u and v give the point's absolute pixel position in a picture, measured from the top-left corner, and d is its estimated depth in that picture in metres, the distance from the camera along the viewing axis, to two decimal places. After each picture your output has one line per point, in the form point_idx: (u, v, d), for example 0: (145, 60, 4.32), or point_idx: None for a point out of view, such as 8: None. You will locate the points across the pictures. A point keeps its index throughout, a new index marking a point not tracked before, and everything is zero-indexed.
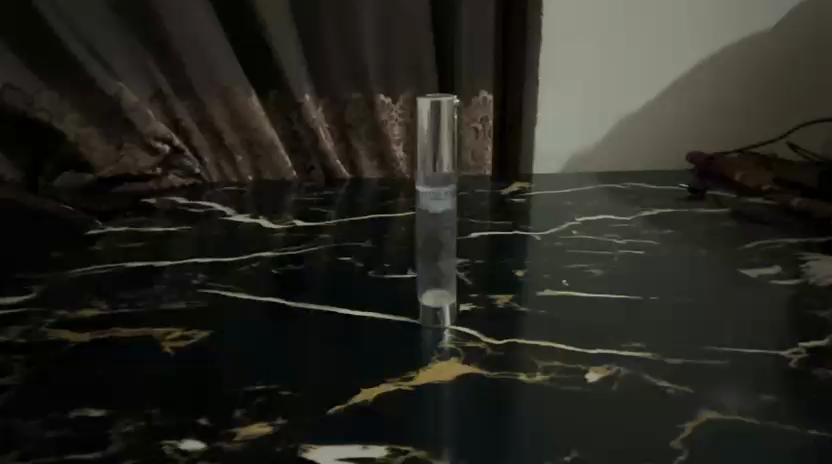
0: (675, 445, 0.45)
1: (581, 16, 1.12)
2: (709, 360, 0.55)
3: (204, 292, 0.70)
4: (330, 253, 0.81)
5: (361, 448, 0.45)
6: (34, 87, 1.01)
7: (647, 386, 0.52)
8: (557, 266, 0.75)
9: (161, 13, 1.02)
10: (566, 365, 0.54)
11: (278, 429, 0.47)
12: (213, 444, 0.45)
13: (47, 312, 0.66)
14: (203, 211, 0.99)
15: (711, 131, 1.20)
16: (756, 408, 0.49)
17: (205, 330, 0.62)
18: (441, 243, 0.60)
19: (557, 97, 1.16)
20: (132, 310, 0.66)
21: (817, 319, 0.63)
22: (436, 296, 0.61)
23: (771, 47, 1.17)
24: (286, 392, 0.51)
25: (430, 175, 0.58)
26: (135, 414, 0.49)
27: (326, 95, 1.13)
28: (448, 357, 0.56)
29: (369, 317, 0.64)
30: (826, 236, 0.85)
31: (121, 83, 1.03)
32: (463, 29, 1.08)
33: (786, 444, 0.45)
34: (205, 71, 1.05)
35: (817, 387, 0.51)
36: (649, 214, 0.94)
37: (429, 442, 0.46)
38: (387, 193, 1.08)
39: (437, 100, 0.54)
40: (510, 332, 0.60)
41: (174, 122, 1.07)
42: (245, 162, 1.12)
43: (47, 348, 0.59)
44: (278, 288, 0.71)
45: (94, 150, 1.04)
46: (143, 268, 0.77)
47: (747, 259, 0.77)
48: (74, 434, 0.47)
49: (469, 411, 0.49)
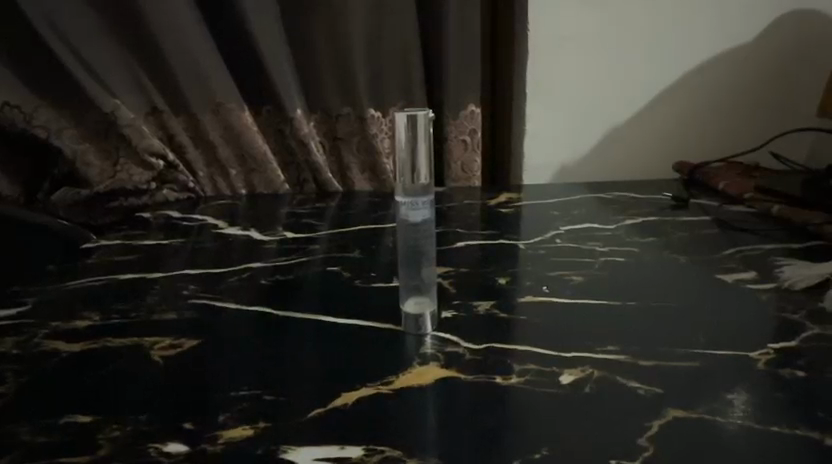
0: (642, 442, 0.47)
1: (567, 29, 1.13)
2: (680, 362, 0.57)
3: (195, 302, 0.72)
4: (319, 263, 0.83)
5: (338, 448, 0.47)
6: (32, 104, 1.03)
7: (619, 386, 0.53)
8: (538, 273, 0.77)
9: (154, 31, 1.04)
10: (541, 368, 0.56)
11: (259, 432, 0.49)
12: (197, 446, 0.47)
13: (41, 323, 0.68)
14: (197, 224, 1.01)
15: (697, 140, 1.23)
16: (723, 407, 0.50)
17: (193, 339, 0.63)
18: (423, 252, 0.61)
19: (548, 109, 1.17)
20: (123, 321, 0.68)
21: (790, 322, 0.64)
22: (418, 303, 0.63)
23: (758, 59, 1.19)
24: (270, 397, 0.53)
25: (409, 186, 0.59)
26: (122, 420, 0.50)
27: (317, 109, 1.16)
28: (428, 361, 0.58)
29: (354, 324, 0.65)
30: (803, 242, 0.87)
31: (118, 101, 1.05)
32: (451, 44, 1.11)
33: (749, 441, 0.47)
34: (200, 88, 1.07)
35: (782, 386, 0.53)
36: (632, 222, 0.96)
37: (404, 443, 0.47)
38: (378, 205, 1.10)
39: (413, 114, 0.55)
40: (490, 338, 0.62)
41: (169, 137, 1.10)
42: (238, 176, 1.14)
43: (38, 359, 0.60)
44: (266, 297, 0.73)
45: (90, 165, 1.06)
46: (134, 279, 0.79)
47: (724, 265, 0.79)
48: (63, 439, 0.48)
49: (445, 412, 0.51)
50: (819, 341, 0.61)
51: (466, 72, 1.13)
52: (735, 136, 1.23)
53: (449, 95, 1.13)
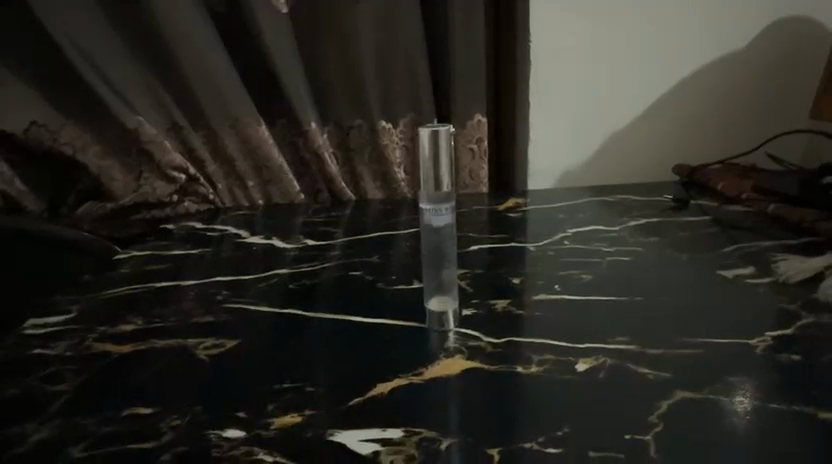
0: (653, 419, 0.52)
1: (571, 37, 1.18)
2: (685, 349, 0.62)
3: (229, 307, 0.77)
4: (341, 267, 0.88)
5: (380, 431, 0.51)
6: (59, 123, 1.08)
7: (629, 373, 0.58)
8: (549, 273, 0.82)
9: (175, 50, 1.08)
10: (558, 358, 0.61)
11: (306, 419, 0.53)
12: (252, 432, 0.52)
13: (89, 328, 0.73)
14: (219, 233, 1.06)
15: (696, 143, 1.28)
16: (725, 388, 0.55)
17: (233, 339, 0.68)
18: (445, 254, 0.66)
19: (552, 115, 1.22)
20: (165, 324, 0.73)
21: (785, 312, 0.69)
22: (440, 301, 0.68)
23: (750, 63, 1.24)
24: (311, 388, 0.58)
25: (432, 195, 0.64)
26: (180, 411, 0.55)
27: (330, 121, 1.21)
28: (453, 354, 0.63)
29: (380, 323, 0.70)
30: (798, 239, 0.92)
31: (140, 118, 1.10)
32: (456, 57, 1.16)
33: (749, 417, 0.52)
34: (219, 104, 1.12)
35: (778, 367, 0.58)
36: (635, 224, 1.01)
37: (439, 425, 0.52)
38: (390, 213, 1.15)
39: (436, 130, 0.60)
40: (509, 332, 0.66)
41: (189, 152, 1.14)
42: (256, 187, 1.19)
43: (92, 359, 0.65)
44: (296, 300, 0.77)
45: (113, 180, 1.11)
46: (168, 287, 0.84)
47: (724, 262, 0.84)
48: (130, 429, 0.54)
49: (472, 398, 0.56)
50: (812, 328, 0.66)
51: (471, 84, 1.18)
52: (731, 137, 1.28)
53: (457, 104, 1.18)
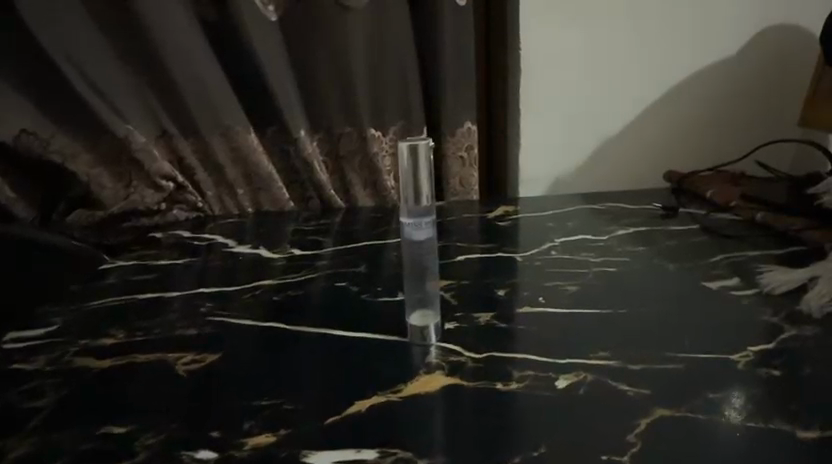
0: (631, 439, 0.51)
1: (562, 43, 1.18)
2: (666, 364, 0.61)
3: (211, 320, 0.76)
4: (326, 278, 0.88)
5: (354, 452, 0.51)
6: (48, 131, 1.07)
7: (610, 389, 0.58)
8: (534, 285, 0.81)
9: (165, 58, 1.08)
10: (538, 374, 0.61)
11: (282, 438, 0.53)
12: (225, 452, 0.52)
13: (70, 341, 0.72)
14: (206, 243, 1.05)
15: (686, 150, 1.27)
16: (705, 405, 0.55)
17: (214, 353, 0.68)
18: (426, 268, 0.66)
19: (543, 121, 1.22)
20: (148, 338, 0.72)
21: (769, 325, 0.69)
22: (422, 315, 0.67)
23: (741, 69, 1.24)
24: (289, 406, 0.57)
25: (412, 209, 0.64)
26: (156, 429, 0.55)
27: (320, 129, 1.20)
28: (433, 370, 0.62)
29: (362, 337, 0.70)
30: (785, 248, 0.91)
31: (130, 126, 1.09)
32: (447, 64, 1.15)
33: (727, 436, 0.51)
34: (208, 112, 1.11)
35: (759, 383, 0.58)
36: (624, 233, 1.00)
37: (415, 445, 0.52)
38: (380, 221, 1.14)
39: (414, 144, 0.60)
40: (491, 347, 0.66)
41: (178, 160, 1.14)
42: (246, 195, 1.18)
43: (71, 374, 0.65)
44: (279, 312, 0.77)
45: (102, 188, 1.11)
46: (153, 299, 0.84)
47: (710, 273, 0.83)
48: (105, 447, 0.53)
49: (449, 416, 0.55)
50: (795, 342, 0.65)
51: (461, 91, 1.18)
52: (721, 144, 1.28)
53: (447, 112, 1.18)
